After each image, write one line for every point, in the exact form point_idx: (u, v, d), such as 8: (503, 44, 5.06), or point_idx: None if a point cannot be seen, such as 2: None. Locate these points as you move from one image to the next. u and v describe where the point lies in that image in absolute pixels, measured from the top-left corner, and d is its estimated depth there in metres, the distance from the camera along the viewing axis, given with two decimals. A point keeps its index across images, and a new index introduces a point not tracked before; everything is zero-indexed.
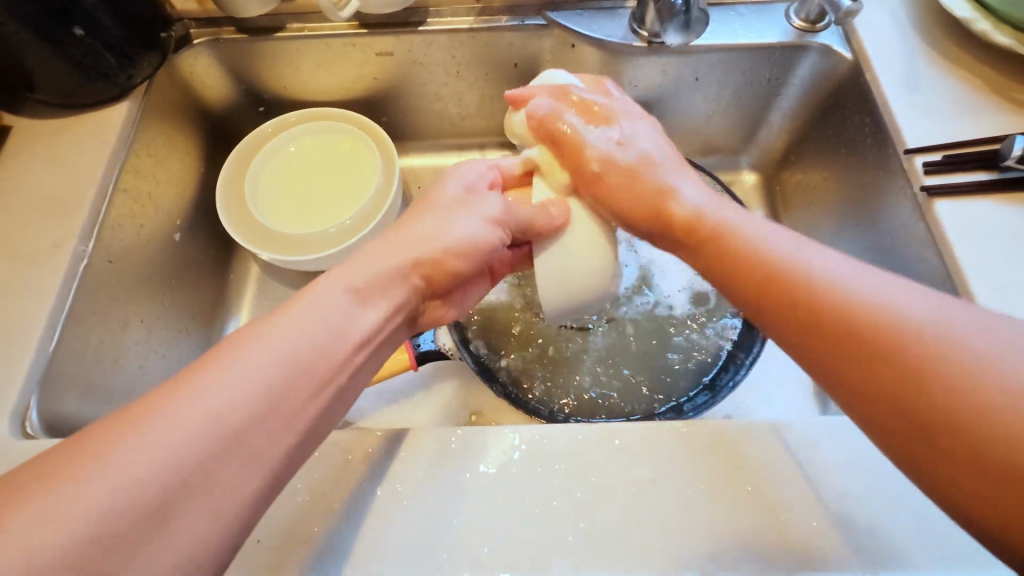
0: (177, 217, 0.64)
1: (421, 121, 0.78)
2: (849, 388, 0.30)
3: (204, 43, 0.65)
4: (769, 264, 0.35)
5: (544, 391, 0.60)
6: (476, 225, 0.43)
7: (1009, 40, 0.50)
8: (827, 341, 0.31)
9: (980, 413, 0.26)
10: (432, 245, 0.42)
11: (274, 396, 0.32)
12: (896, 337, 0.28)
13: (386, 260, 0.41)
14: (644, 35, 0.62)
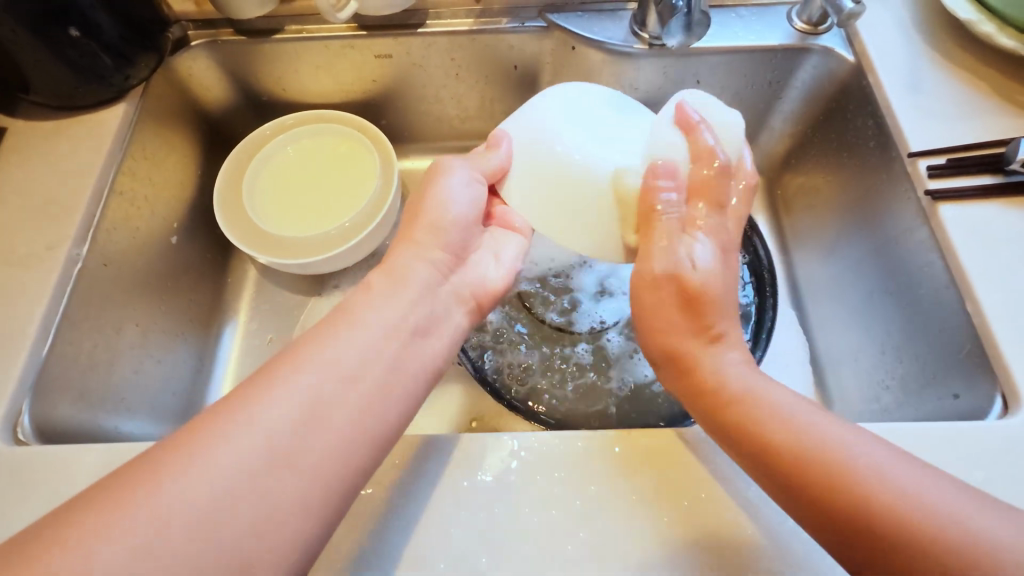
0: (174, 220, 0.64)
1: (420, 123, 0.77)
2: (829, 535, 0.33)
3: (201, 45, 0.65)
4: (763, 410, 0.37)
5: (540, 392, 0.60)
6: (464, 185, 0.46)
7: (1013, 43, 0.50)
8: (788, 483, 0.34)
9: (950, 572, 0.29)
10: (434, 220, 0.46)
11: (335, 387, 0.34)
12: (875, 499, 0.32)
13: (410, 257, 0.44)
14: (645, 37, 0.62)
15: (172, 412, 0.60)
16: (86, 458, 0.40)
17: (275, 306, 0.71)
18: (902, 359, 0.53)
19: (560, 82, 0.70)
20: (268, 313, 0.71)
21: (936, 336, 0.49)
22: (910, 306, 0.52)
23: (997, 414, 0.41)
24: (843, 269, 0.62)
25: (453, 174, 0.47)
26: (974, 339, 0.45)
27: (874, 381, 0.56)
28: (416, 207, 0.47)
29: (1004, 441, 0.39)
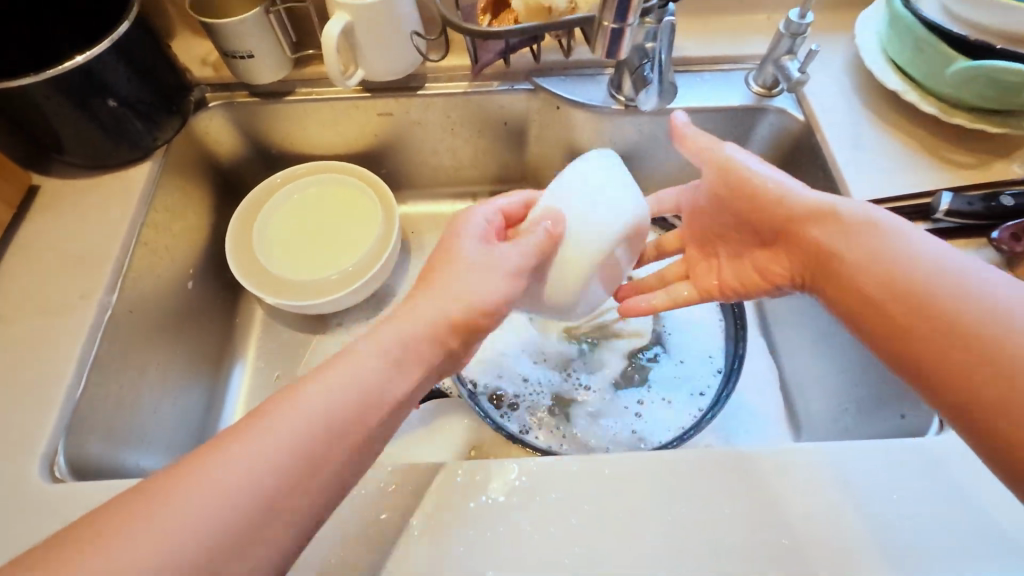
0: (190, 266, 0.68)
1: (418, 171, 0.84)
2: (884, 328, 0.39)
3: (218, 106, 0.70)
4: (839, 228, 0.43)
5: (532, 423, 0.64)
6: (499, 276, 0.47)
7: (935, 109, 0.59)
8: (888, 312, 0.39)
9: (969, 337, 0.35)
10: (468, 296, 0.46)
11: (322, 443, 0.37)
12: (921, 292, 0.37)
13: (408, 333, 0.43)
14: (621, 99, 0.69)
15: (186, 448, 0.64)
16: (121, 492, 0.44)
17: (282, 344, 0.75)
18: (857, 384, 0.59)
19: (545, 136, 0.77)
20: (275, 351, 0.75)
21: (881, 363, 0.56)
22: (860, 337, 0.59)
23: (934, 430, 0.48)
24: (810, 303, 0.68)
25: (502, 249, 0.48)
26: None
27: (835, 403, 0.62)
28: (447, 273, 0.47)
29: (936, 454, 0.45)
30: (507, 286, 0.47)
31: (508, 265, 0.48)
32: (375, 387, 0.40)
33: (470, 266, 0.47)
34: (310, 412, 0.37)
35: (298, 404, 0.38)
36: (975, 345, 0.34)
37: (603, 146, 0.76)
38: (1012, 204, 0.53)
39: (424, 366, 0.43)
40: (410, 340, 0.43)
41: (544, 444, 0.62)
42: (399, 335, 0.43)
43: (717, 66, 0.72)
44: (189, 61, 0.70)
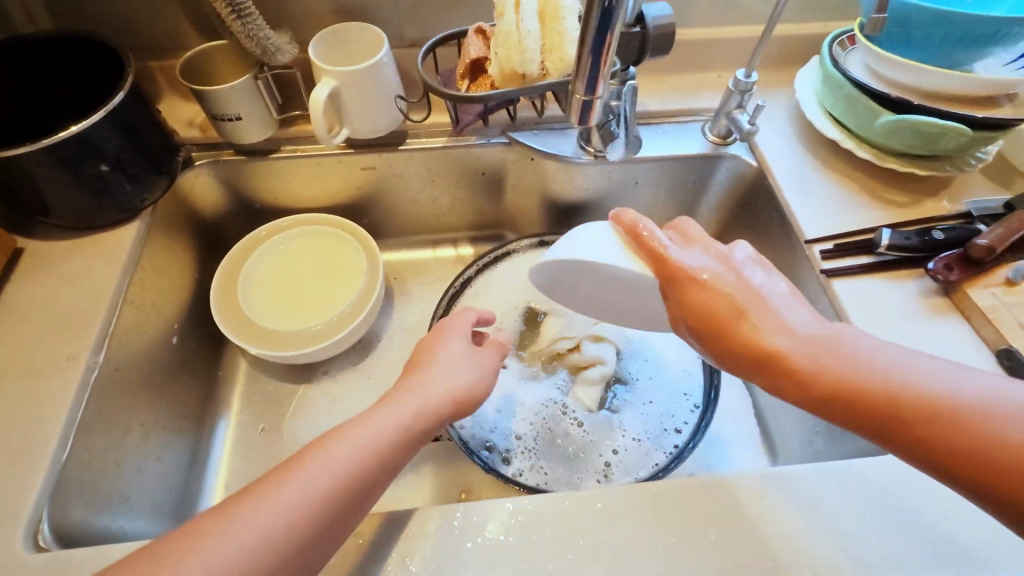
0: (175, 321, 0.69)
1: (399, 221, 0.87)
2: (896, 437, 0.38)
3: (204, 164, 0.72)
4: (837, 364, 0.40)
5: (522, 462, 0.65)
6: (469, 371, 0.51)
7: (869, 154, 0.66)
8: (889, 419, 0.38)
9: (986, 445, 0.35)
10: (446, 387, 0.49)
11: (351, 481, 0.41)
12: (924, 412, 0.37)
13: (402, 403, 0.46)
14: (590, 150, 0.74)
15: (169, 508, 0.63)
16: (110, 555, 0.43)
17: (267, 395, 0.76)
18: None
19: (521, 184, 0.82)
20: (260, 403, 0.75)
21: None
22: None
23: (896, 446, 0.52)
24: None
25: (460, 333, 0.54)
26: None
27: (806, 427, 0.66)
28: (430, 355, 0.52)
29: (900, 471, 0.49)
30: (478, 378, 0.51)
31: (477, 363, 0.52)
32: (404, 421, 0.45)
33: (448, 364, 0.51)
34: (342, 455, 0.41)
35: (329, 449, 0.42)
36: (1008, 461, 0.34)
37: (576, 193, 0.81)
38: (942, 238, 0.60)
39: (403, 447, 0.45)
40: (406, 415, 0.46)
41: (535, 483, 0.63)
42: (398, 408, 0.46)
43: (675, 118, 0.79)
44: (176, 123, 0.73)
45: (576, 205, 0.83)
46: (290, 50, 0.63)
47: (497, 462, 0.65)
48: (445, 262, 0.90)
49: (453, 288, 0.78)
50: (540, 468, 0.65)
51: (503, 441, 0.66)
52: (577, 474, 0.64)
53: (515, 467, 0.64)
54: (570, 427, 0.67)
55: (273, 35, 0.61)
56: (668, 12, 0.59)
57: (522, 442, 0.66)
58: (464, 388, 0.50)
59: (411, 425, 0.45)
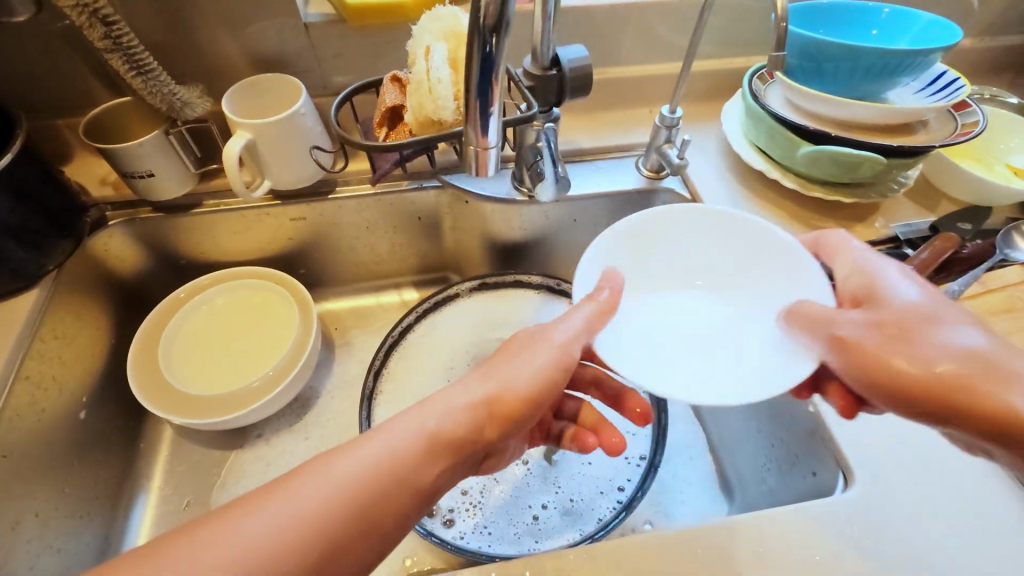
0: (83, 394, 0.64)
1: (337, 270, 0.84)
2: (954, 411, 0.39)
3: (119, 223, 0.69)
4: (913, 328, 0.42)
5: (464, 522, 0.61)
6: (548, 353, 0.44)
7: (796, 184, 0.66)
8: (945, 396, 0.39)
9: None
10: (504, 381, 0.42)
11: (379, 485, 0.36)
12: (964, 389, 0.38)
13: (469, 390, 0.42)
14: (524, 190, 0.73)
15: None
16: None
17: (193, 465, 0.70)
18: (773, 444, 0.61)
19: (460, 226, 0.81)
20: (185, 475, 0.70)
21: (786, 424, 0.59)
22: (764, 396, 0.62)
23: (840, 487, 0.50)
24: None
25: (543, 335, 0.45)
26: (814, 424, 0.54)
27: (758, 464, 0.64)
28: (505, 352, 0.45)
29: (846, 513, 0.47)
30: (548, 369, 0.43)
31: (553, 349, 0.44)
32: (443, 427, 0.40)
33: (518, 355, 0.44)
34: (373, 456, 0.37)
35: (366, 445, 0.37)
36: None
37: (515, 233, 0.79)
38: None
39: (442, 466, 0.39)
40: (461, 417, 0.40)
41: (479, 546, 0.59)
42: (452, 408, 0.41)
43: (609, 154, 0.79)
44: (88, 181, 0.69)
45: (519, 245, 0.82)
46: (201, 104, 0.62)
47: (437, 524, 0.60)
48: (390, 308, 0.87)
49: (390, 339, 0.74)
50: (484, 528, 0.61)
51: (444, 500, 0.62)
52: (524, 533, 0.60)
53: (457, 529, 0.60)
54: (516, 481, 0.64)
55: (179, 90, 0.60)
56: (585, 53, 0.59)
57: (465, 500, 0.62)
58: (532, 383, 0.43)
59: (463, 430, 0.40)
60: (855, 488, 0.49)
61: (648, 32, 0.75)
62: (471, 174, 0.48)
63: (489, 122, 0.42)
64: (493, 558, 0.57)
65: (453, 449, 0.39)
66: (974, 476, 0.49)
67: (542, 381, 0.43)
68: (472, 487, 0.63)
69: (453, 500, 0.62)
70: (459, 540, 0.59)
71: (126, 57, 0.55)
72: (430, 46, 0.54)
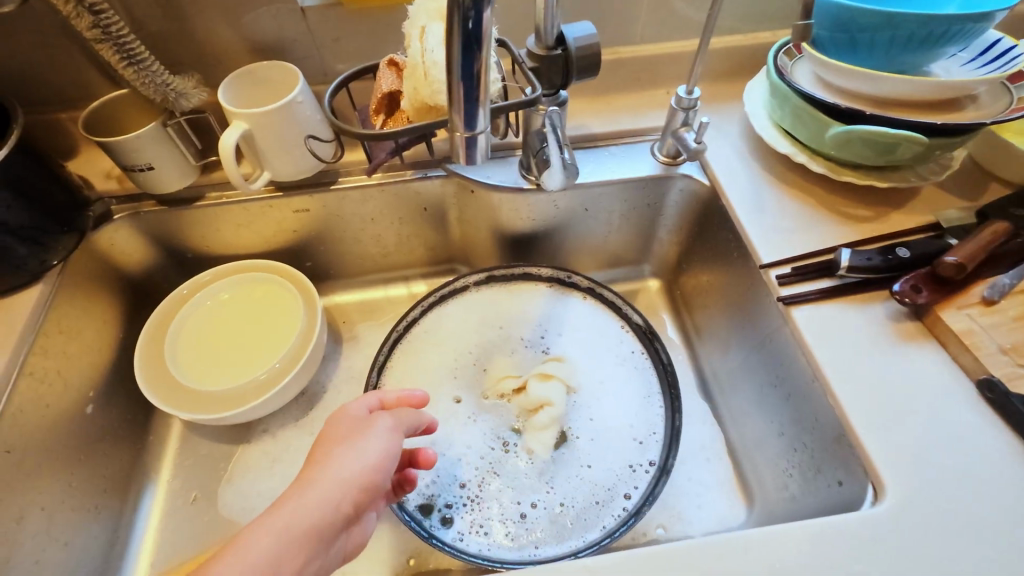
0: (90, 388, 0.64)
1: (344, 262, 0.83)
2: None
3: (124, 217, 0.68)
4: None
5: (468, 525, 0.59)
6: (383, 439, 0.48)
7: (825, 168, 0.61)
8: None
9: None
10: (358, 469, 0.45)
11: None
12: None
13: (326, 484, 0.44)
14: (532, 179, 0.70)
15: None
16: None
17: (200, 460, 0.70)
18: (795, 449, 0.57)
19: (467, 217, 0.78)
20: (193, 469, 0.70)
21: (811, 429, 0.54)
22: (787, 397, 0.58)
23: (868, 501, 0.46)
24: (741, 365, 0.67)
25: (334, 437, 0.48)
26: (841, 430, 0.50)
27: (779, 469, 0.60)
28: (331, 445, 0.47)
29: (872, 530, 0.43)
30: (389, 451, 0.48)
31: (385, 437, 0.48)
32: (305, 524, 0.42)
33: (357, 442, 0.47)
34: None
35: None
36: None
37: (524, 224, 0.76)
38: (908, 256, 0.54)
39: (306, 557, 0.41)
40: (317, 511, 0.42)
41: (482, 549, 0.57)
42: (304, 505, 0.42)
43: (622, 139, 0.74)
44: (92, 176, 0.69)
45: (528, 236, 0.79)
46: (196, 94, 0.62)
47: (438, 527, 0.59)
48: (398, 301, 0.85)
49: (394, 333, 0.71)
50: (489, 532, 0.58)
51: (446, 502, 0.60)
52: (530, 536, 0.58)
53: (460, 532, 0.58)
54: (522, 482, 0.61)
55: (173, 80, 0.59)
56: (592, 30, 0.55)
57: (468, 502, 0.60)
58: (374, 468, 0.46)
59: (316, 523, 0.42)
60: (885, 503, 0.44)
61: (664, 6, 0.70)
62: (459, 163, 0.45)
63: (474, 109, 0.39)
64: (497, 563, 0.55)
65: (310, 545, 0.41)
66: (1020, 494, 0.44)
67: (384, 464, 0.47)
68: (476, 488, 0.61)
69: (456, 502, 0.60)
70: (463, 544, 0.58)
71: (117, 47, 0.55)
72: (426, 26, 0.51)
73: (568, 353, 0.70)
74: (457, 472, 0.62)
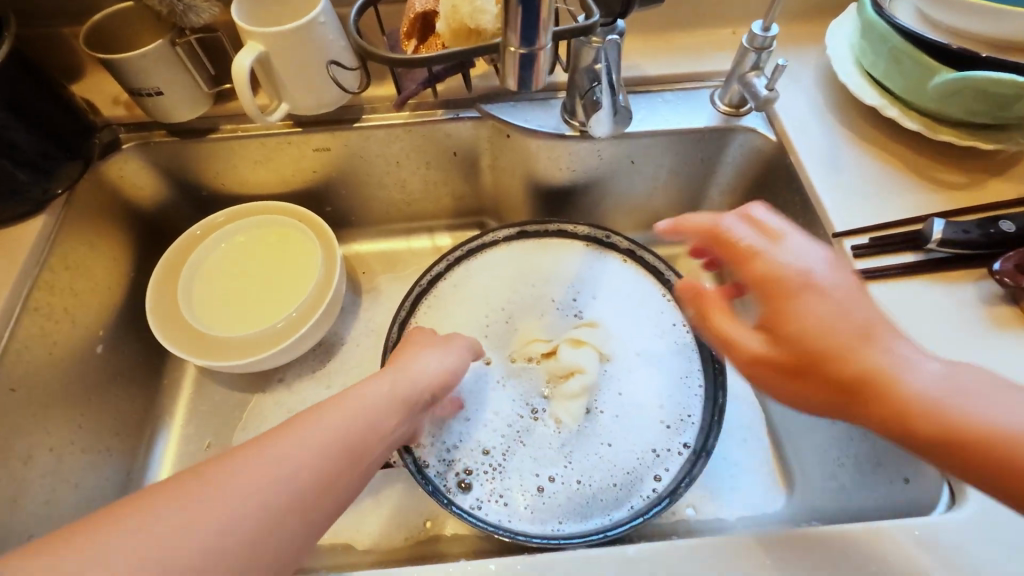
0: (100, 328, 0.61)
1: (366, 208, 0.77)
2: None
3: (133, 147, 0.63)
4: None
5: (488, 494, 0.55)
6: (459, 350, 0.54)
7: (919, 125, 0.53)
8: None
9: None
10: (440, 365, 0.51)
11: (355, 433, 0.41)
12: None
13: (417, 368, 0.49)
14: (576, 124, 0.63)
15: None
16: None
17: (214, 406, 0.68)
18: (851, 437, 0.52)
19: (500, 165, 0.71)
20: (207, 415, 0.68)
21: None
22: None
23: (943, 506, 0.41)
24: None
25: (417, 340, 0.54)
26: None
27: (829, 457, 0.55)
28: (416, 345, 0.53)
29: (948, 538, 0.38)
30: (462, 362, 0.54)
31: (460, 349, 0.55)
32: (400, 390, 0.46)
33: (438, 347, 0.53)
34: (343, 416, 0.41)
35: (333, 413, 0.40)
36: None
37: (561, 175, 0.70)
38: (1012, 230, 0.47)
39: (400, 417, 0.45)
40: (409, 387, 0.47)
41: (501, 520, 0.54)
42: (400, 378, 0.47)
43: (679, 84, 0.66)
44: (100, 101, 0.64)
45: (565, 189, 0.72)
46: (207, 9, 0.56)
47: (457, 493, 0.55)
48: (422, 254, 0.80)
49: (417, 288, 0.66)
50: (508, 503, 0.55)
51: (467, 468, 0.57)
52: (553, 511, 0.55)
53: (478, 500, 0.55)
54: (547, 454, 0.57)
55: None
56: None
57: (490, 470, 0.57)
58: (450, 371, 0.52)
59: (407, 397, 0.46)
60: (965, 508, 0.39)
61: None
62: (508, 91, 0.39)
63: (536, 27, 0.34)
64: (516, 537, 0.52)
65: (403, 412, 0.45)
66: None
67: (458, 370, 0.53)
68: (500, 456, 0.57)
69: (477, 468, 0.57)
70: (480, 513, 0.54)
71: None
72: None
73: (604, 319, 0.64)
74: (480, 438, 0.58)
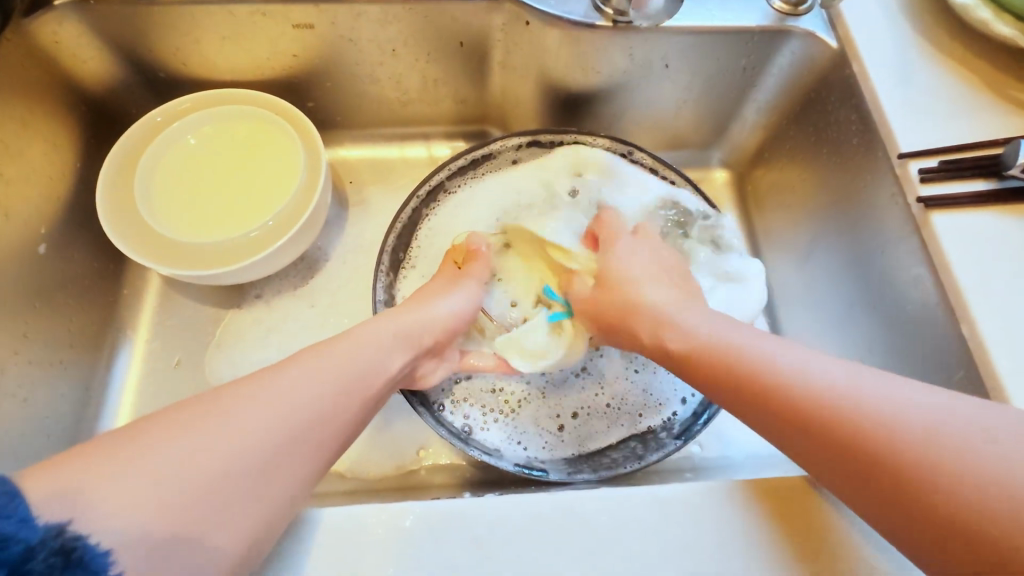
0: (41, 225, 0.53)
1: (354, 107, 0.67)
2: None
3: (67, 5, 0.52)
4: None
5: (508, 433, 0.53)
6: (470, 292, 0.51)
7: (1013, 32, 0.45)
8: None
9: None
10: (448, 308, 0.49)
11: (355, 374, 0.40)
12: None
13: (417, 313, 0.47)
14: (609, 12, 0.54)
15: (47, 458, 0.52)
16: None
17: (182, 322, 0.61)
18: None
19: (512, 62, 0.61)
20: (175, 331, 0.61)
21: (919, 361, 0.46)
22: (891, 324, 0.49)
23: None
24: (820, 279, 0.57)
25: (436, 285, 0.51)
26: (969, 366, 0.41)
27: None
28: (426, 290, 0.50)
29: None
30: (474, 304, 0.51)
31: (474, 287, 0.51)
32: (409, 333, 0.45)
33: (449, 287, 0.50)
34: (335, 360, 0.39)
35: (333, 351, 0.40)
36: None
37: (583, 78, 0.60)
38: None
39: (401, 359, 0.44)
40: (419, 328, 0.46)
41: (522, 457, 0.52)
42: (403, 320, 0.46)
43: None
44: None
45: (585, 97, 0.63)
46: None
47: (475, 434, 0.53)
48: (416, 165, 0.72)
49: (415, 200, 0.59)
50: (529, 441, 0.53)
51: (485, 409, 0.54)
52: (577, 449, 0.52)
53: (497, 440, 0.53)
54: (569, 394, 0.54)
55: None
56: None
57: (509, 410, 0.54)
58: (459, 314, 0.49)
59: (409, 342, 0.45)
60: None
61: None
62: None
63: None
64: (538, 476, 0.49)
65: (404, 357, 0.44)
66: None
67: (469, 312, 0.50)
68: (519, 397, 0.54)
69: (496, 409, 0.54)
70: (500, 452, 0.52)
71: None
72: None
73: None
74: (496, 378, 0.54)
